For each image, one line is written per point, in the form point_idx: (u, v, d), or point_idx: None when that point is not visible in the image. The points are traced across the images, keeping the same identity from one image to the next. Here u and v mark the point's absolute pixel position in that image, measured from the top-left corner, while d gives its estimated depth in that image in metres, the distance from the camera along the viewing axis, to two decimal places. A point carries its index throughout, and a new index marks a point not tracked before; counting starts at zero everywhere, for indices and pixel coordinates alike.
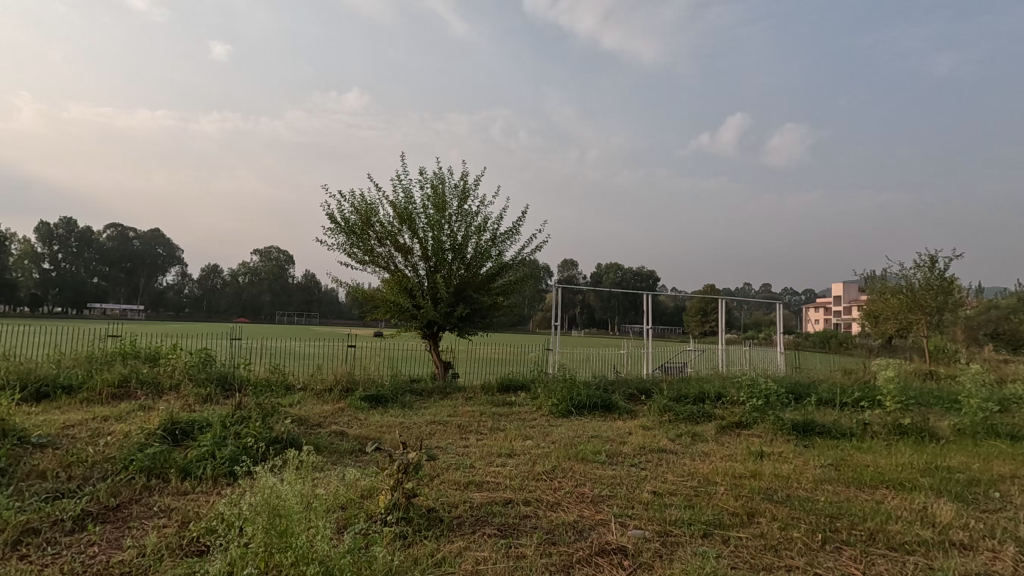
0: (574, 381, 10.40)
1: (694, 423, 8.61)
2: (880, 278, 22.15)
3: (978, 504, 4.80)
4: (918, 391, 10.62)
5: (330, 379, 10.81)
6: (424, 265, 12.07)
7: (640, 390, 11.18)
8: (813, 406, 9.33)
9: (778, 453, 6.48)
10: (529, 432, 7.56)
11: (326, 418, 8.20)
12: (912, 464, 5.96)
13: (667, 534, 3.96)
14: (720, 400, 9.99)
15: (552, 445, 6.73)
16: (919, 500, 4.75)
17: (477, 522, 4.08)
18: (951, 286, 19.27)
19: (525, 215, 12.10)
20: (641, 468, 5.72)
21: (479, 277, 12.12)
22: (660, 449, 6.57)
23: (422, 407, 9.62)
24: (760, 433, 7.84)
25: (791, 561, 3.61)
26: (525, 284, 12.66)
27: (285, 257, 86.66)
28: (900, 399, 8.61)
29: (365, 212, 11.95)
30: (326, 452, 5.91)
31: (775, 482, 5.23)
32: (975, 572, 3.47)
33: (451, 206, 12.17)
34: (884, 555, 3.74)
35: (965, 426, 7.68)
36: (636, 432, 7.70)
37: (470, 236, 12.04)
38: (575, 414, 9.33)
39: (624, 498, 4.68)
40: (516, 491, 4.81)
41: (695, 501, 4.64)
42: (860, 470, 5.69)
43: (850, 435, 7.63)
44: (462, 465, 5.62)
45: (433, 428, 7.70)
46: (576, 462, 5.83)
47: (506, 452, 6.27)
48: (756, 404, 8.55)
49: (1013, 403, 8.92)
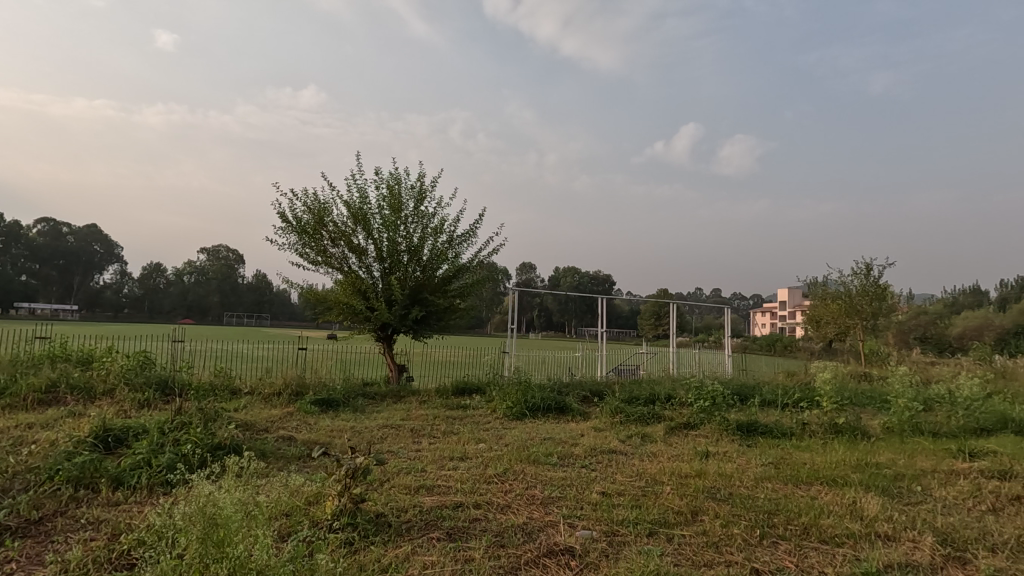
0: (529, 383, 10.47)
1: (644, 424, 8.82)
2: (821, 284, 23.29)
3: (902, 497, 5.13)
4: (852, 391, 11.23)
5: (278, 382, 10.50)
6: (379, 266, 11.91)
7: (593, 393, 11.34)
8: (756, 407, 9.72)
9: (723, 453, 6.71)
10: (482, 435, 7.56)
11: (274, 423, 7.96)
12: (846, 461, 6.29)
13: (614, 534, 4.04)
14: (669, 401, 10.29)
15: (505, 447, 6.76)
16: (850, 495, 5.02)
17: (426, 526, 4.05)
18: (885, 292, 20.47)
19: (482, 218, 12.13)
20: (591, 469, 5.82)
21: (435, 279, 12.02)
22: (610, 451, 6.70)
23: (375, 411, 9.45)
24: (707, 433, 8.11)
25: (730, 557, 3.75)
26: (482, 287, 12.65)
27: (234, 255, 83.35)
28: (836, 399, 9.08)
29: (318, 212, 11.68)
30: (271, 458, 5.74)
31: (718, 481, 5.41)
32: (898, 562, 3.70)
33: (407, 207, 12.04)
34: (815, 548, 3.93)
35: (893, 425, 8.16)
36: (588, 434, 7.85)
37: (426, 237, 11.94)
38: (529, 417, 9.39)
39: (573, 499, 4.74)
40: (466, 495, 4.80)
41: (642, 501, 4.75)
42: (798, 468, 5.96)
43: (790, 435, 7.98)
44: (413, 469, 5.57)
45: (385, 432, 7.59)
46: (528, 465, 5.87)
47: (459, 455, 6.24)
48: (703, 405, 8.84)
49: (937, 403, 9.56)
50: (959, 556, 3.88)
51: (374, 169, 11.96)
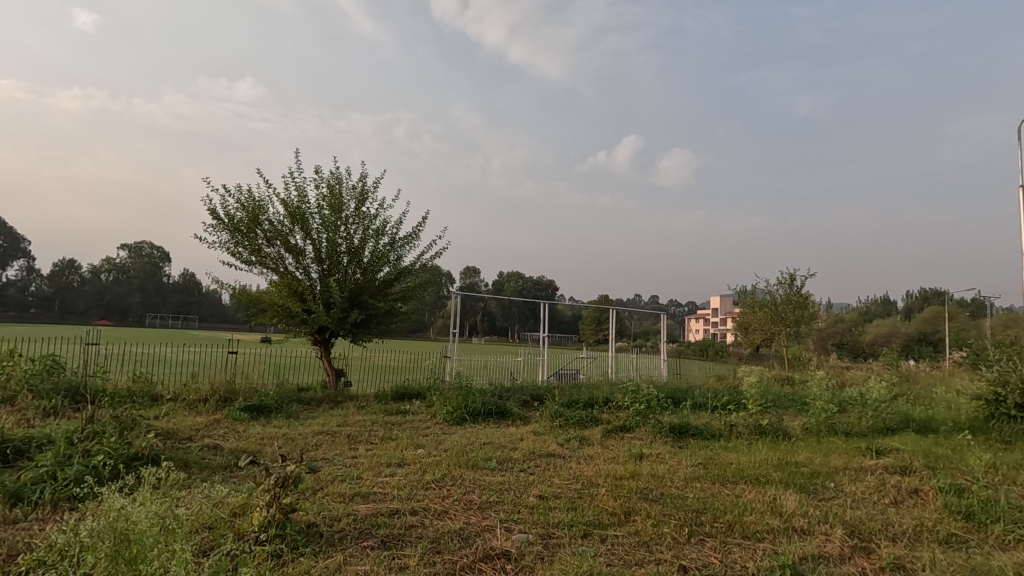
0: (470, 388, 10.44)
1: (583, 427, 8.98)
2: (749, 292, 24.59)
3: (817, 493, 5.49)
4: (775, 394, 11.91)
5: (205, 388, 9.96)
6: (317, 267, 11.55)
7: (533, 397, 11.44)
8: (688, 410, 10.13)
9: (656, 454, 6.94)
10: (421, 440, 7.47)
11: (199, 431, 7.54)
12: (768, 460, 6.67)
13: (549, 537, 4.09)
14: (607, 404, 10.54)
15: (443, 452, 6.70)
16: (771, 493, 5.32)
17: (360, 535, 3.96)
18: (806, 301, 21.87)
19: (425, 221, 12.02)
20: (530, 473, 5.87)
21: (376, 282, 11.78)
22: (548, 454, 6.78)
23: (310, 418, 9.14)
24: (642, 435, 8.37)
25: (660, 555, 3.88)
26: (424, 290, 12.49)
27: (159, 252, 78.25)
28: (760, 402, 9.60)
29: (252, 210, 11.20)
30: (194, 468, 5.44)
31: (651, 481, 5.61)
32: (812, 554, 3.95)
33: (348, 207, 11.76)
34: (738, 543, 4.14)
35: (811, 426, 8.72)
36: (527, 438, 7.90)
37: (367, 239, 11.69)
38: (470, 422, 9.36)
39: (510, 503, 4.77)
40: (403, 502, 4.72)
41: (578, 502, 4.84)
42: (725, 468, 6.24)
43: (719, 436, 8.35)
44: (348, 476, 5.42)
45: (320, 439, 7.35)
46: (466, 470, 5.85)
47: (396, 461, 6.14)
48: (639, 409, 9.11)
49: (849, 404, 10.30)
50: (865, 547, 4.19)
51: (314, 168, 11.63)
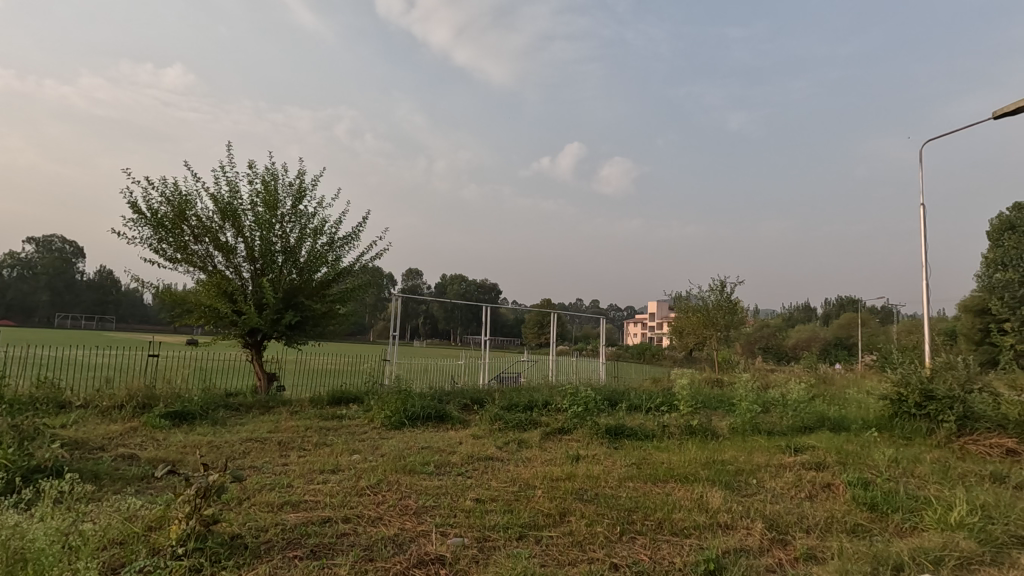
0: (409, 392, 10.27)
1: (522, 430, 9.04)
2: (684, 297, 25.61)
3: (740, 489, 5.79)
4: (706, 396, 12.46)
5: (120, 394, 9.29)
6: (249, 267, 11.07)
7: (473, 400, 11.40)
8: (624, 412, 10.43)
9: (592, 456, 7.09)
10: (357, 445, 7.29)
11: (113, 440, 7.03)
12: (697, 459, 6.96)
13: (485, 540, 4.10)
14: (546, 407, 10.66)
15: (380, 458, 6.57)
16: (698, 491, 5.55)
17: (289, 545, 3.82)
18: (736, 307, 23.03)
19: (366, 221, 11.78)
20: (467, 477, 5.85)
21: (313, 283, 11.41)
22: (486, 457, 6.80)
23: (238, 424, 8.71)
24: (579, 437, 8.53)
25: (593, 553, 3.97)
26: (364, 292, 12.19)
27: (72, 247, 72.45)
28: (692, 403, 10.01)
29: (178, 204, 10.57)
30: (106, 479, 5.07)
31: (587, 482, 5.73)
32: (734, 548, 4.16)
33: (284, 205, 11.33)
34: (667, 540, 4.29)
35: (738, 425, 9.18)
36: (465, 441, 7.87)
37: (304, 238, 11.31)
38: (408, 426, 9.21)
39: (447, 507, 4.74)
40: (335, 509, 4.59)
41: (514, 505, 4.88)
42: (656, 468, 6.46)
43: (652, 437, 8.65)
44: (278, 484, 5.21)
45: (248, 446, 7.02)
46: (403, 475, 5.75)
47: (330, 468, 5.95)
48: (577, 411, 9.30)
49: (772, 405, 10.91)
50: (782, 539, 4.46)
51: (248, 163, 11.15)
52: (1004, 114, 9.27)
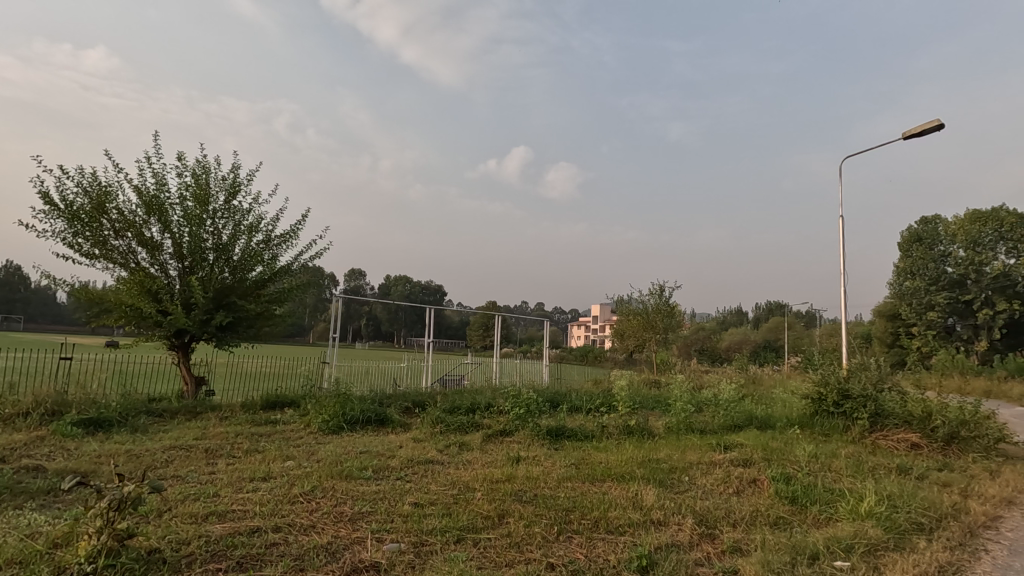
0: (348, 395, 10.00)
1: (463, 433, 9.01)
2: (625, 300, 26.31)
3: (673, 487, 6.00)
4: (643, 396, 12.86)
5: (26, 400, 8.55)
6: (176, 264, 10.47)
7: (415, 403, 11.25)
8: (565, 413, 10.60)
9: (532, 457, 7.16)
10: (292, 451, 7.03)
11: (16, 451, 6.46)
12: (634, 458, 7.17)
13: (422, 544, 4.05)
14: (489, 409, 10.67)
15: (315, 463, 6.36)
16: (633, 489, 5.72)
17: (213, 558, 3.63)
18: (673, 310, 23.87)
19: (305, 219, 11.41)
20: (406, 481, 5.76)
21: (247, 283, 10.92)
22: (427, 461, 6.72)
23: (161, 431, 8.20)
24: (521, 439, 8.59)
25: (530, 554, 4.00)
26: (302, 292, 11.75)
27: None
28: (630, 404, 10.31)
29: (97, 196, 9.86)
30: (5, 494, 4.65)
31: (526, 483, 5.77)
32: (665, 544, 4.30)
33: (217, 200, 10.80)
34: (602, 538, 4.40)
35: (673, 425, 9.52)
36: (406, 445, 7.75)
37: (238, 235, 10.81)
38: (347, 430, 8.98)
39: (383, 513, 4.64)
40: (266, 518, 4.41)
41: (453, 508, 4.85)
42: (594, 467, 6.62)
43: (591, 437, 8.84)
44: (203, 494, 4.95)
45: (172, 454, 6.63)
46: (338, 481, 5.60)
47: (261, 475, 5.71)
48: (519, 413, 9.38)
49: (706, 404, 11.39)
50: (710, 533, 4.66)
51: (177, 154, 10.56)
52: (912, 135, 10.11)
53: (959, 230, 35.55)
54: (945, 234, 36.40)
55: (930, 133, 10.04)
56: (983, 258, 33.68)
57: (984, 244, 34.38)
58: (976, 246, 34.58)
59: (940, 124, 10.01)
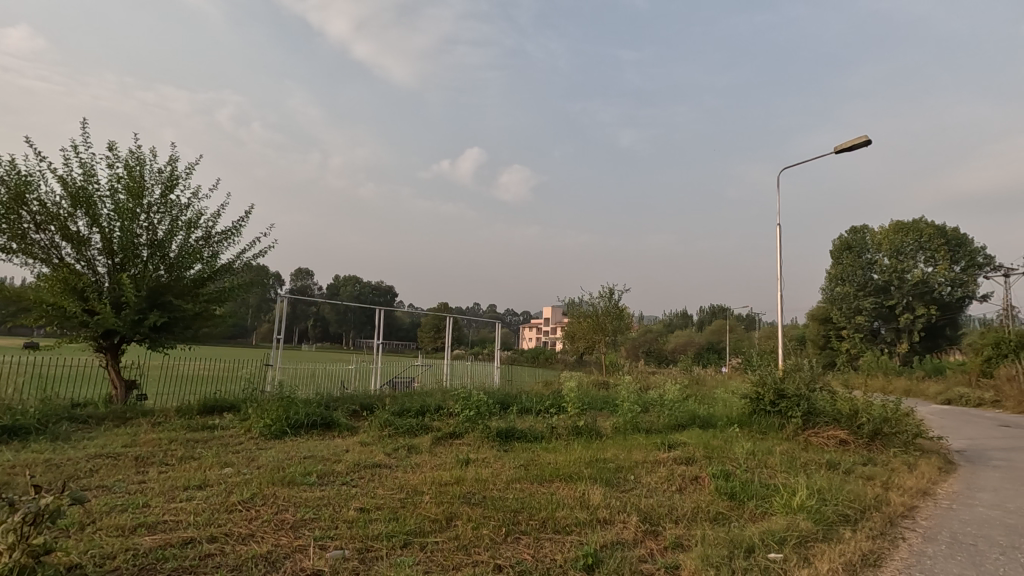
0: (292, 398, 9.68)
1: (412, 436, 8.89)
2: (576, 303, 26.70)
3: (619, 486, 6.13)
4: (591, 397, 13.08)
5: None
6: (105, 261, 9.85)
7: (363, 406, 11.01)
8: (515, 415, 10.65)
9: (481, 459, 7.16)
10: (230, 458, 6.73)
11: None
12: (582, 458, 7.28)
13: (367, 550, 3.97)
14: (438, 411, 10.57)
15: (256, 470, 6.12)
16: (581, 489, 5.80)
17: (142, 573, 3.44)
18: (622, 313, 24.40)
19: (248, 215, 11.00)
20: (352, 486, 5.63)
21: (184, 281, 10.39)
22: (374, 465, 6.59)
23: (86, 438, 7.68)
24: (470, 441, 8.56)
25: (477, 556, 3.99)
26: (245, 292, 11.29)
27: None
28: (578, 405, 10.46)
29: (16, 186, 9.15)
30: None
31: (475, 486, 5.76)
32: (610, 542, 4.39)
33: (152, 194, 10.24)
34: (550, 538, 4.44)
35: (620, 425, 9.73)
36: (352, 449, 7.58)
37: (175, 231, 10.28)
38: (290, 435, 8.69)
39: (328, 519, 4.52)
40: (201, 528, 4.20)
41: (400, 512, 4.77)
42: (543, 468, 6.67)
43: (541, 438, 8.91)
44: (131, 505, 4.67)
45: (98, 463, 6.22)
46: (280, 487, 5.41)
47: (196, 483, 5.44)
48: (469, 415, 9.34)
49: (651, 404, 11.71)
50: (653, 530, 4.79)
51: (107, 144, 9.94)
52: (843, 150, 10.75)
53: (884, 240, 38.03)
54: (872, 243, 38.86)
55: (859, 148, 10.71)
56: (905, 266, 36.22)
57: (906, 253, 36.94)
58: (899, 255, 37.10)
59: (867, 140, 10.70)
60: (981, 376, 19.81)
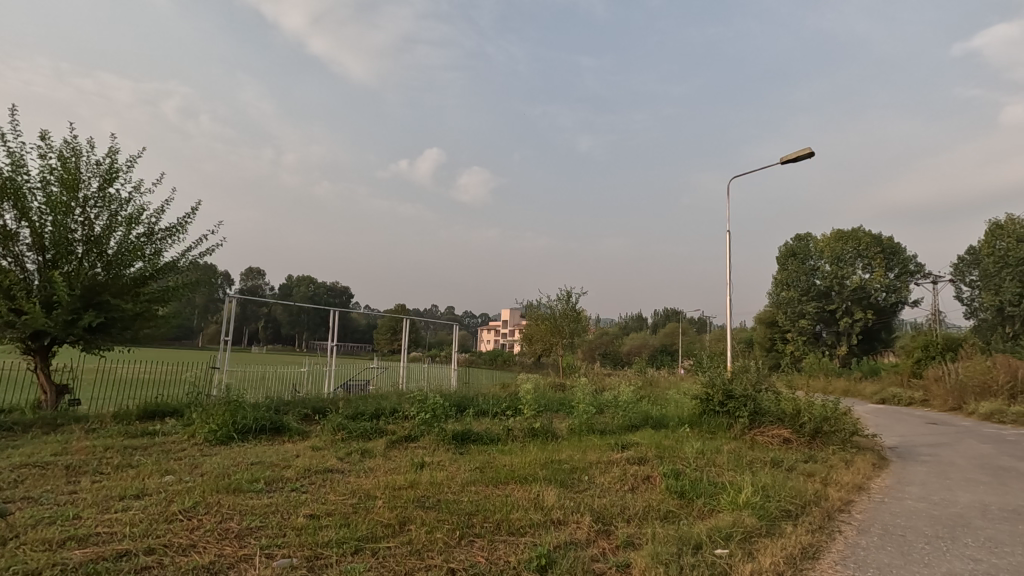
0: (239, 402, 9.33)
1: (366, 439, 8.72)
2: (534, 305, 26.84)
3: (573, 486, 6.20)
4: (547, 399, 13.18)
5: None
6: (35, 257, 9.25)
7: (315, 410, 10.71)
8: (470, 417, 10.61)
9: (437, 462, 7.10)
10: (171, 465, 6.43)
11: None
12: (537, 460, 7.33)
13: (316, 558, 3.86)
14: (394, 414, 10.42)
15: (199, 477, 5.87)
16: (536, 490, 5.83)
17: None
18: (579, 315, 24.68)
19: (195, 211, 10.57)
20: (302, 492, 5.48)
21: (123, 280, 9.86)
22: (325, 470, 6.43)
23: (9, 447, 7.16)
24: (425, 444, 8.47)
25: (430, 561, 3.95)
26: (190, 291, 10.81)
27: None
28: (534, 407, 10.52)
29: None
30: None
31: (429, 489, 5.71)
32: (564, 542, 4.44)
33: (89, 187, 9.69)
34: (504, 540, 4.44)
35: (576, 427, 9.84)
36: (303, 454, 7.38)
37: (114, 226, 9.76)
38: (237, 440, 8.37)
39: (275, 527, 4.38)
40: (138, 540, 3.99)
41: (352, 518, 4.67)
42: (498, 470, 6.67)
43: (497, 440, 8.90)
44: (60, 517, 4.39)
45: (24, 473, 5.82)
46: (225, 495, 5.20)
47: (133, 492, 5.16)
48: (424, 418, 9.23)
49: (606, 406, 11.90)
50: (606, 530, 4.86)
51: (39, 133, 9.36)
52: (788, 160, 11.26)
53: (825, 247, 39.90)
54: (814, 250, 40.60)
55: (803, 159, 11.23)
56: (845, 272, 38.01)
57: (845, 260, 38.86)
58: (839, 262, 38.97)
59: (811, 152, 11.23)
60: (912, 376, 21.07)
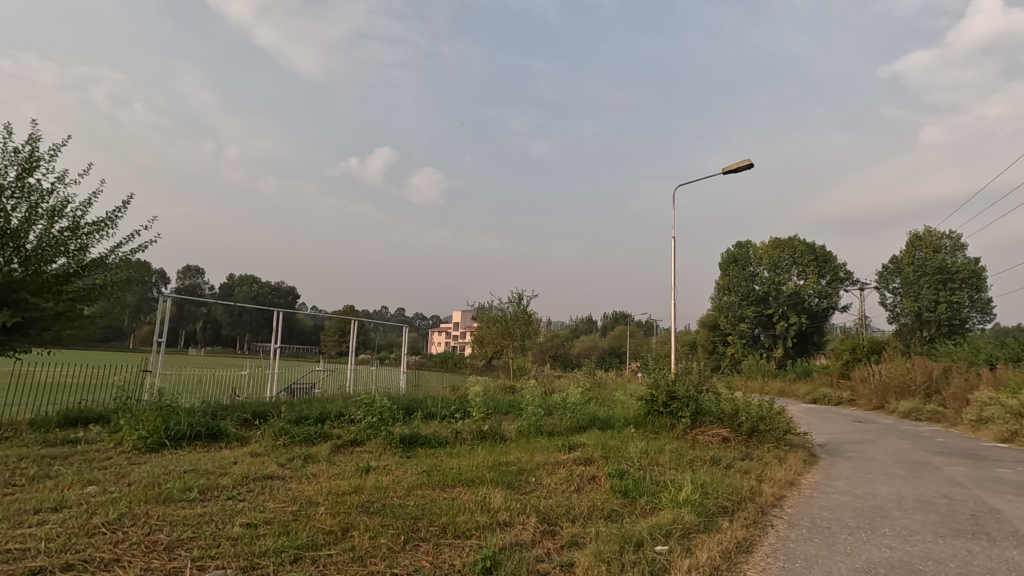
0: (173, 406, 8.86)
1: (310, 444, 8.47)
2: (485, 307, 26.78)
3: (520, 488, 6.25)
4: (496, 401, 13.19)
5: None
6: None
7: (255, 414, 10.30)
8: (419, 421, 10.48)
9: (383, 466, 6.98)
10: (94, 475, 6.02)
11: None
12: (485, 462, 7.33)
13: (252, 569, 3.73)
14: (339, 418, 10.17)
15: (125, 487, 5.53)
16: (482, 492, 5.84)
17: None
18: (530, 318, 24.81)
19: (126, 205, 9.98)
20: (238, 500, 5.25)
21: (43, 277, 9.17)
22: (265, 477, 6.20)
23: None
24: (371, 448, 8.31)
25: (374, 566, 3.89)
26: (121, 289, 10.18)
27: None
28: (483, 410, 10.51)
29: None
30: None
31: (374, 494, 5.60)
32: (509, 543, 4.46)
33: (5, 176, 8.98)
34: (449, 543, 4.43)
35: (524, 429, 9.91)
36: (241, 460, 7.08)
37: (34, 219, 9.08)
38: (169, 447, 7.95)
39: (208, 537, 4.19)
40: (55, 556, 3.73)
41: (291, 526, 4.53)
42: (445, 473, 6.63)
43: (445, 443, 8.84)
44: None
45: None
46: (154, 506, 4.93)
47: (50, 506, 4.80)
48: (371, 422, 9.07)
49: (554, 407, 12.03)
50: (551, 530, 4.92)
51: None
52: (729, 171, 11.75)
53: (764, 254, 41.76)
54: (754, 256, 42.40)
55: (742, 170, 11.76)
56: (781, 278, 40.01)
57: (782, 266, 40.73)
58: (777, 268, 40.79)
59: (749, 163, 11.78)
60: (841, 376, 22.38)
